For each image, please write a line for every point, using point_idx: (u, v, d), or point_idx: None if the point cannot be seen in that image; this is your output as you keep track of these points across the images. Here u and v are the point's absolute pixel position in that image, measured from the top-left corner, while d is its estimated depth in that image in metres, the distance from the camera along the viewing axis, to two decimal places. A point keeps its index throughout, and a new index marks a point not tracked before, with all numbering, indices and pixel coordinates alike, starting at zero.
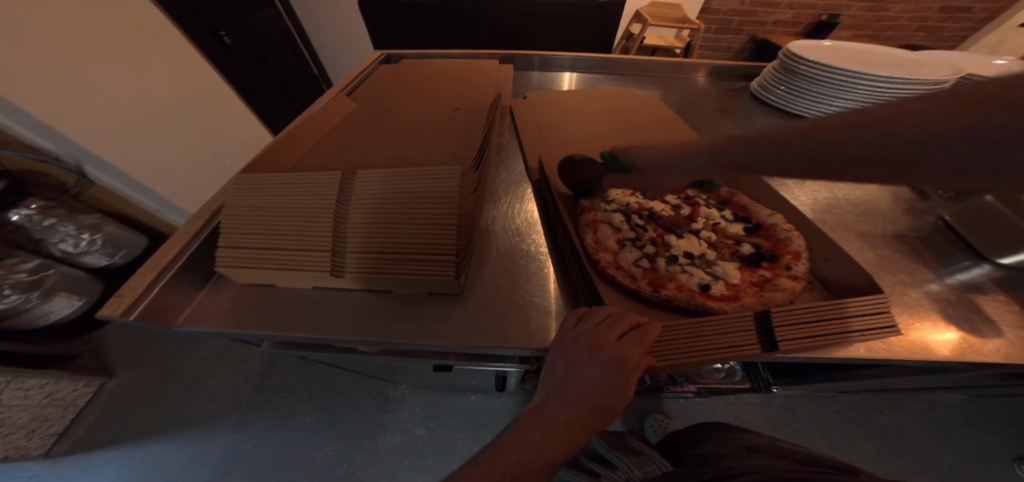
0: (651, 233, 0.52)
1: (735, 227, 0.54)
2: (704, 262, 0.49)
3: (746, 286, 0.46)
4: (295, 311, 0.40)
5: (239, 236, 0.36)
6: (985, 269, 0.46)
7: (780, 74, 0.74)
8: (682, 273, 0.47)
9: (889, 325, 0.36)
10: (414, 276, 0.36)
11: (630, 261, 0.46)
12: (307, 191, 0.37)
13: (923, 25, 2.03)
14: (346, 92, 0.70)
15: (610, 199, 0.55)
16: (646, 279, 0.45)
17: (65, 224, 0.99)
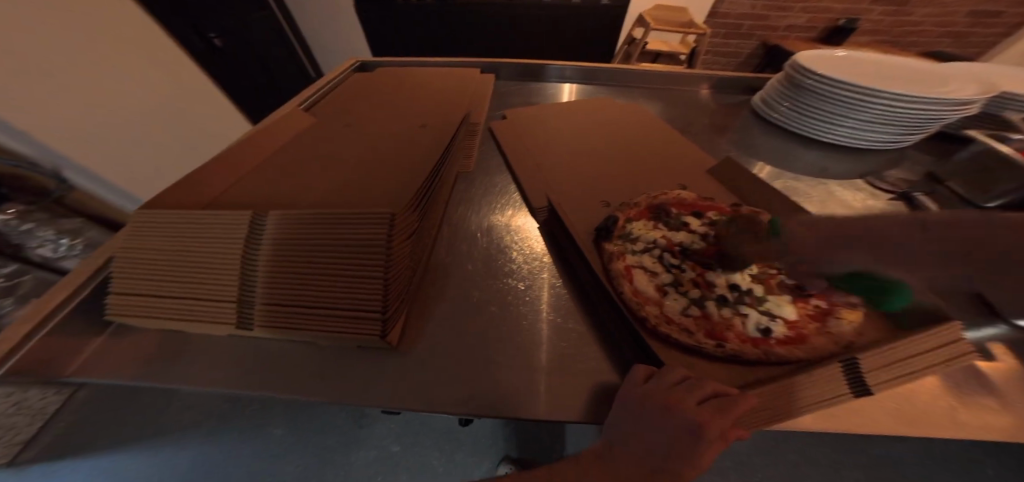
0: (692, 273, 0.40)
1: None
2: (755, 299, 0.36)
3: (805, 322, 0.34)
4: (192, 361, 0.33)
5: (135, 280, 0.33)
6: (1003, 331, 0.35)
7: (784, 88, 0.67)
8: (734, 315, 0.35)
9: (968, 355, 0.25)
10: (340, 334, 0.31)
11: (675, 312, 0.35)
12: (211, 230, 0.33)
13: (949, 30, 1.90)
14: (306, 105, 0.65)
15: (635, 237, 0.43)
16: (704, 329, 0.34)
17: (46, 229, 0.82)
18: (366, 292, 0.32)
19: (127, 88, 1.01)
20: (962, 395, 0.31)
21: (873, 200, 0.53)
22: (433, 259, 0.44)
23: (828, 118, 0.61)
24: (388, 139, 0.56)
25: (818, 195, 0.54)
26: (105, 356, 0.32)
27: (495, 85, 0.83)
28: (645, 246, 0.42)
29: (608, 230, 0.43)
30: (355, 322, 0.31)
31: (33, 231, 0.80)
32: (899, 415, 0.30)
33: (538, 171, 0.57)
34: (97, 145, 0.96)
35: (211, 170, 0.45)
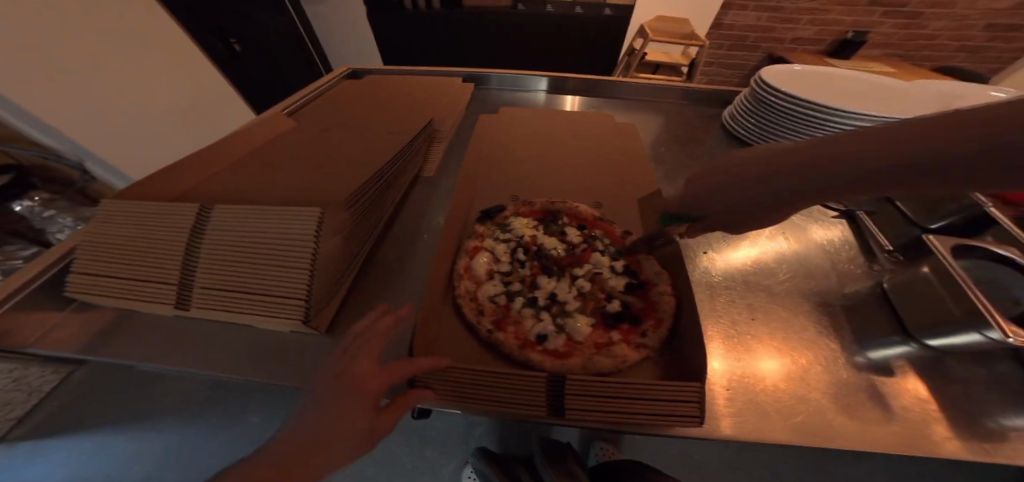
0: (528, 272, 0.44)
1: (617, 280, 0.43)
2: (559, 311, 0.40)
3: (587, 345, 0.37)
4: (151, 339, 0.37)
5: (98, 263, 0.37)
6: (911, 349, 0.37)
7: (750, 103, 0.67)
8: (530, 316, 0.39)
9: (668, 414, 0.29)
10: (264, 318, 0.35)
11: (485, 295, 0.40)
12: (162, 220, 0.37)
13: (966, 44, 1.80)
14: (289, 111, 0.70)
15: (506, 226, 0.47)
16: (495, 316, 0.38)
17: (66, 216, 0.93)
18: (290, 285, 0.35)
19: (133, 82, 1.04)
20: (840, 416, 0.33)
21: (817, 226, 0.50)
22: (379, 255, 0.47)
23: (789, 135, 0.62)
24: (356, 141, 0.59)
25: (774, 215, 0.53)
26: (64, 329, 0.37)
27: (475, 94, 0.85)
28: (508, 237, 0.46)
29: (489, 214, 0.48)
30: (283, 308, 0.35)
31: (53, 217, 0.92)
32: (765, 431, 0.32)
33: (498, 176, 0.59)
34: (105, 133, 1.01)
35: (184, 168, 0.50)
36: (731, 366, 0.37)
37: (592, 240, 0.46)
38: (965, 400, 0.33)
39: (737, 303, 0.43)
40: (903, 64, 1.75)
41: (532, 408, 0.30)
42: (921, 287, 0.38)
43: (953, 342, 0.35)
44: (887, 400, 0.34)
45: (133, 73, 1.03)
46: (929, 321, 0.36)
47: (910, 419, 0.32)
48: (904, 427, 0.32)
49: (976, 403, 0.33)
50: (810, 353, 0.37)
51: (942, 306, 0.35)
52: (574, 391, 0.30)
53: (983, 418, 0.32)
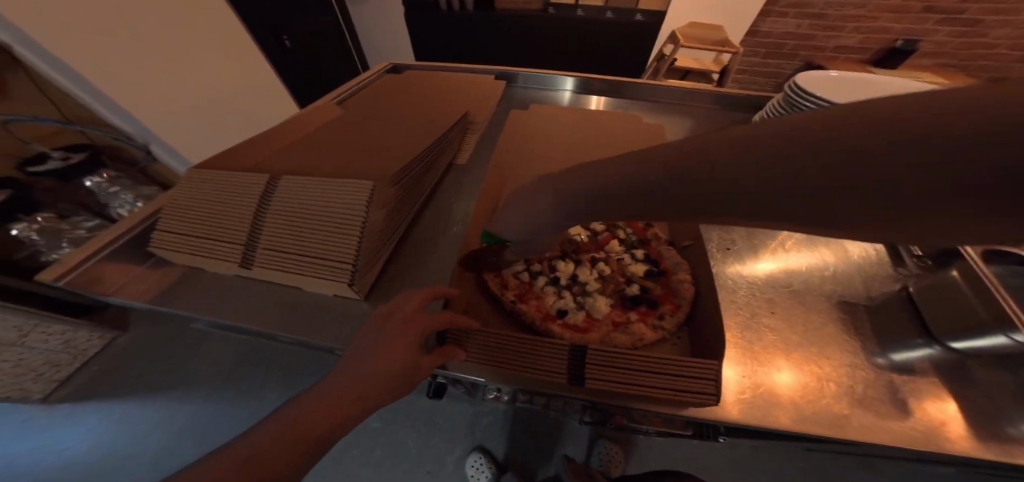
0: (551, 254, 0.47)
1: (638, 265, 0.44)
2: (580, 290, 0.42)
3: (605, 324, 0.39)
4: (220, 293, 0.43)
5: (178, 222, 0.43)
6: (933, 352, 0.37)
7: (783, 110, 0.66)
8: (551, 293, 0.41)
9: (681, 388, 0.31)
10: (316, 277, 0.39)
11: (510, 271, 0.43)
12: (237, 186, 0.43)
13: None
14: (337, 101, 0.77)
15: None
16: (519, 290, 0.41)
17: (127, 192, 1.07)
18: (342, 249, 0.39)
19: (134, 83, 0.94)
20: (851, 411, 0.33)
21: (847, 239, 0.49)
22: (415, 233, 0.51)
23: None
24: (394, 130, 0.64)
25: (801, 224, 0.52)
26: (143, 280, 0.43)
27: (505, 93, 0.89)
28: None
29: None
30: (333, 270, 0.39)
31: (118, 193, 1.06)
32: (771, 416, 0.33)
33: (525, 169, 0.62)
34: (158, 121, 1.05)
35: (245, 146, 0.55)
36: (743, 357, 0.38)
37: (615, 230, 0.48)
38: (985, 405, 0.33)
39: (755, 300, 0.43)
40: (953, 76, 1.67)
41: (552, 374, 0.32)
42: (949, 292, 0.38)
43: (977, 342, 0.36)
44: (897, 399, 0.34)
45: (161, 70, 0.96)
46: (952, 325, 0.37)
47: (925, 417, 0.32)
48: (915, 426, 0.32)
49: (995, 409, 0.33)
50: (822, 350, 0.38)
51: (967, 306, 0.37)
52: (595, 360, 0.32)
53: (1002, 424, 0.32)
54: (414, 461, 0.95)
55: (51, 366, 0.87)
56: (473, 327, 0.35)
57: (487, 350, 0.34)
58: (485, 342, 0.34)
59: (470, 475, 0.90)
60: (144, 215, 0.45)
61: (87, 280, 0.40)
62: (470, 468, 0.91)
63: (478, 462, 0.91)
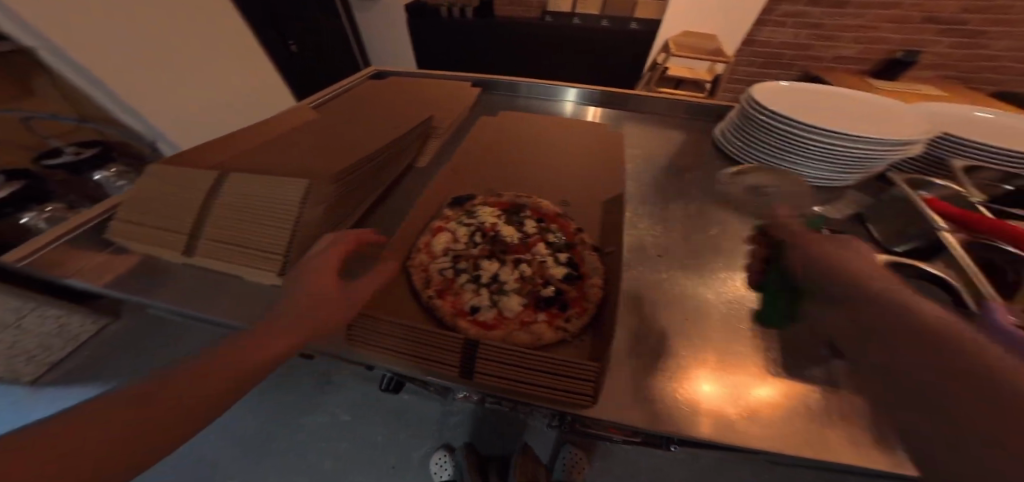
0: (480, 254, 0.49)
1: (559, 269, 0.47)
2: (498, 289, 0.45)
3: (514, 323, 0.41)
4: (167, 279, 0.45)
5: (134, 212, 0.46)
6: (837, 366, 0.37)
7: (739, 121, 0.66)
8: (470, 290, 0.44)
9: (560, 388, 0.33)
10: (249, 267, 0.42)
11: (436, 268, 0.46)
12: (190, 181, 0.46)
13: None
14: (315, 104, 0.81)
15: (471, 213, 0.53)
16: (439, 286, 0.44)
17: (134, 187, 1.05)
18: (275, 244, 0.42)
19: (132, 81, 1.02)
20: (750, 415, 0.33)
21: None
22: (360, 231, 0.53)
23: (777, 154, 0.60)
24: (359, 134, 0.67)
25: (745, 236, 0.52)
26: (97, 265, 0.46)
27: (481, 99, 0.90)
28: (471, 222, 0.51)
29: (459, 200, 0.54)
30: (266, 261, 0.42)
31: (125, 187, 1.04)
32: (670, 416, 0.33)
33: (478, 173, 0.63)
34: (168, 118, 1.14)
35: (213, 145, 0.58)
36: (648, 359, 0.38)
37: (545, 233, 0.50)
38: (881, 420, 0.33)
39: (679, 308, 0.43)
40: (953, 88, 1.66)
41: (445, 366, 0.34)
42: None
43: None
44: (806, 408, 0.33)
45: (149, 66, 1.04)
46: None
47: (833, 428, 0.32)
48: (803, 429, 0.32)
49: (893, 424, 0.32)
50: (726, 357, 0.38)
51: None
52: (487, 354, 0.35)
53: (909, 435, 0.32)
54: (381, 457, 0.95)
55: (44, 349, 0.94)
56: (382, 320, 0.37)
57: (390, 341, 0.36)
58: (391, 333, 0.36)
59: (434, 471, 0.92)
60: (109, 205, 0.50)
61: (46, 262, 0.43)
62: (435, 465, 0.92)
63: (442, 460, 0.92)
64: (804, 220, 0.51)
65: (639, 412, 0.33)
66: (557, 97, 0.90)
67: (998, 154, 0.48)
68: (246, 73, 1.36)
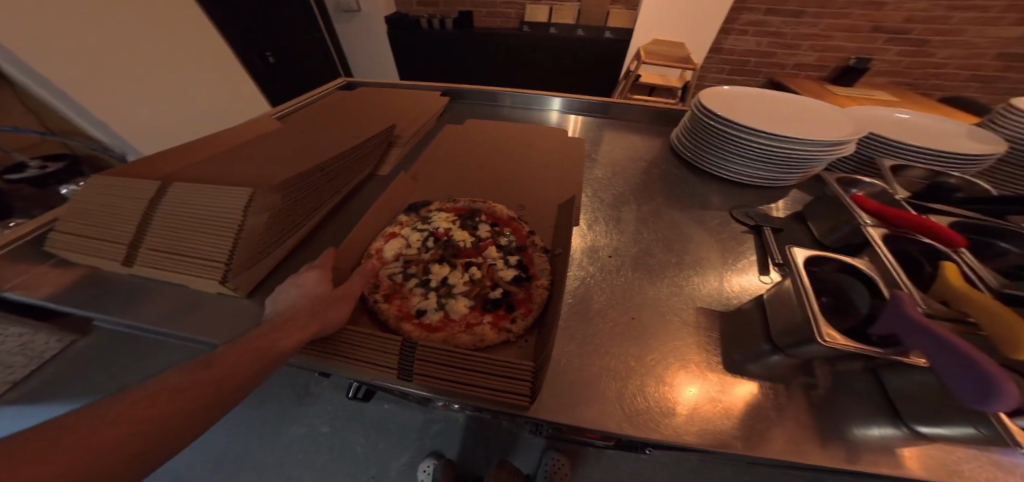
0: (430, 259, 0.49)
1: (509, 272, 0.47)
2: (445, 293, 0.45)
3: (460, 325, 0.41)
4: (110, 292, 0.44)
5: (74, 224, 0.45)
6: (777, 359, 0.35)
7: (691, 126, 0.69)
8: (418, 294, 0.44)
9: (496, 388, 0.32)
10: (191, 276, 0.41)
11: (385, 273, 0.45)
12: (132, 191, 0.45)
13: (975, 73, 2.00)
14: (281, 114, 0.81)
15: (425, 219, 0.53)
16: (387, 291, 0.43)
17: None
18: (219, 254, 0.41)
19: (102, 89, 0.99)
20: (687, 410, 0.33)
21: (719, 254, 0.50)
22: (313, 240, 0.53)
23: (726, 156, 0.62)
24: (322, 143, 0.68)
25: (699, 235, 0.53)
26: (36, 279, 0.44)
27: (450, 108, 0.92)
28: (424, 227, 0.52)
29: (414, 207, 0.54)
30: (210, 270, 0.41)
31: None
32: (607, 413, 0.33)
33: (439, 178, 0.64)
34: (134, 130, 1.09)
35: (163, 155, 0.57)
36: (592, 359, 0.38)
37: (497, 236, 0.51)
38: (826, 409, 0.32)
39: (629, 305, 0.43)
40: (905, 93, 1.77)
41: (381, 368, 0.34)
42: (781, 296, 0.36)
43: (803, 348, 0.32)
44: (745, 403, 0.33)
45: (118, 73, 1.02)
46: (783, 333, 0.34)
47: (771, 420, 0.32)
48: (747, 425, 0.31)
49: (842, 413, 0.32)
50: (674, 353, 0.38)
51: (790, 315, 0.33)
52: (425, 356, 0.34)
53: (843, 427, 0.31)
54: (359, 471, 0.92)
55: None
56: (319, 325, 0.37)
57: (328, 345, 0.36)
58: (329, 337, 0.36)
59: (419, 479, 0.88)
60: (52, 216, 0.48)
61: None
62: (422, 474, 0.89)
63: (429, 468, 0.89)
64: (748, 219, 0.54)
65: (580, 411, 0.33)
66: (523, 105, 0.92)
67: (923, 154, 0.51)
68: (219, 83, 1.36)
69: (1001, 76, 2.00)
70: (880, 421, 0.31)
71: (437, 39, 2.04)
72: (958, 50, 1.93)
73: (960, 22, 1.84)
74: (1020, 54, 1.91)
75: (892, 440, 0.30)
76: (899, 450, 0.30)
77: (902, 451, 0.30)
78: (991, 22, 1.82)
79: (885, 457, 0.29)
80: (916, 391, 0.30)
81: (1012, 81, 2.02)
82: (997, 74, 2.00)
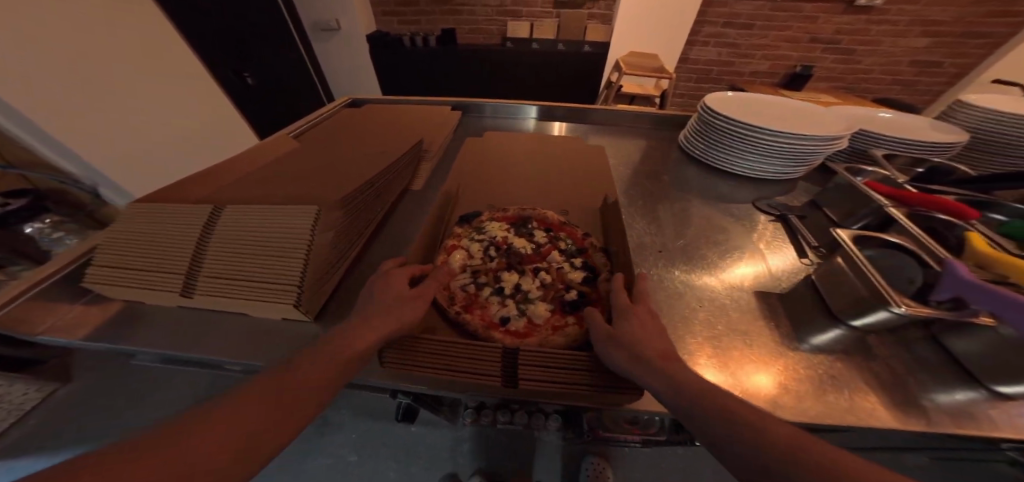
0: (494, 268, 0.51)
1: (576, 273, 0.50)
2: (522, 299, 0.47)
3: (545, 328, 0.43)
4: (161, 328, 0.41)
5: (114, 256, 0.41)
6: (839, 332, 0.41)
7: (699, 128, 0.75)
8: (495, 303, 0.46)
9: (611, 384, 0.34)
10: (261, 301, 0.39)
11: (458, 285, 0.47)
12: (179, 217, 0.43)
13: (896, 78, 2.32)
14: (295, 133, 0.79)
15: (481, 229, 0.55)
16: (464, 302, 0.45)
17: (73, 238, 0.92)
18: (289, 276, 0.40)
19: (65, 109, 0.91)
20: (783, 390, 0.36)
21: (758, 241, 0.55)
22: (367, 257, 0.52)
23: (737, 154, 0.68)
24: (349, 160, 0.67)
25: (732, 227, 0.58)
26: (73, 320, 0.40)
27: (463, 120, 0.93)
28: (482, 237, 0.54)
29: (467, 218, 0.56)
30: (281, 293, 0.39)
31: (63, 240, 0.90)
32: None
33: (478, 190, 0.65)
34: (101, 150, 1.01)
35: (188, 181, 0.54)
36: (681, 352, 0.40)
37: (556, 241, 0.54)
38: (896, 378, 0.37)
39: (695, 296, 0.47)
40: (844, 96, 2.01)
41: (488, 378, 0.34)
42: (837, 274, 0.42)
43: (871, 317, 0.39)
44: (824, 377, 0.37)
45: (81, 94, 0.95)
46: (850, 306, 0.40)
47: (853, 392, 0.35)
48: (841, 399, 0.35)
49: (913, 383, 0.36)
50: (755, 339, 0.41)
51: (853, 288, 0.40)
52: (530, 361, 0.35)
53: (921, 394, 0.35)
54: None
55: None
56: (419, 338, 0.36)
57: (428, 361, 0.35)
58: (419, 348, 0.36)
59: None
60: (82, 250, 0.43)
61: (15, 318, 0.38)
62: None
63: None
64: (772, 209, 0.61)
65: None
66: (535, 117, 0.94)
67: (907, 144, 0.59)
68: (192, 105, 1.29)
69: (915, 80, 2.33)
70: (962, 387, 0.36)
71: (420, 57, 2.06)
72: (880, 58, 2.23)
73: (878, 34, 2.13)
74: (928, 61, 2.24)
75: (978, 403, 0.35)
76: (983, 410, 0.34)
77: (988, 410, 0.34)
78: (901, 35, 2.13)
79: (961, 417, 0.33)
80: (992, 356, 0.35)
81: (926, 84, 2.35)
82: (913, 78, 2.32)
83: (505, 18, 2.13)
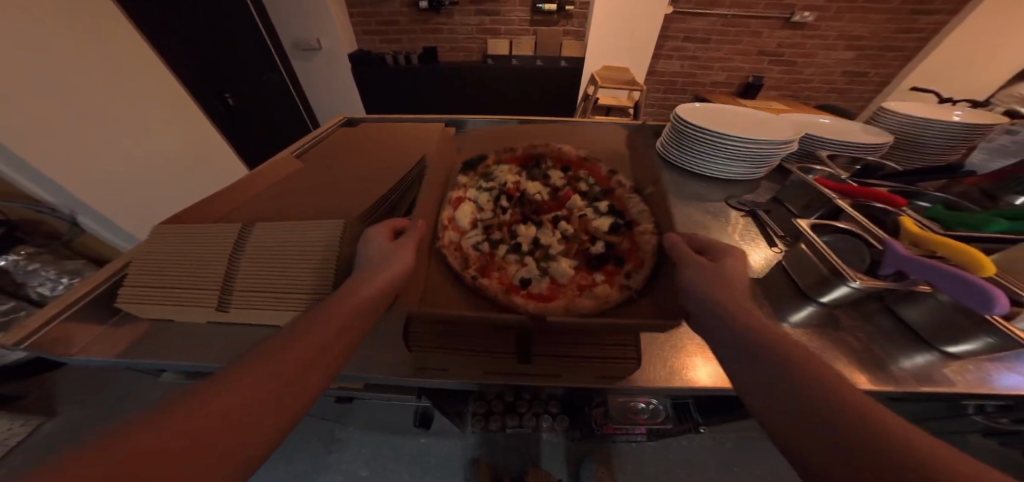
0: (505, 219, 0.63)
1: (599, 221, 0.61)
2: (542, 254, 0.58)
3: (570, 286, 0.52)
4: (195, 343, 0.42)
5: (147, 277, 0.43)
6: (811, 309, 0.48)
7: (673, 135, 0.84)
8: (513, 261, 0.56)
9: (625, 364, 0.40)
10: (294, 309, 0.42)
11: (469, 244, 0.54)
12: (209, 236, 0.46)
13: (833, 86, 2.59)
14: (298, 152, 0.81)
15: (490, 178, 0.67)
16: (478, 263, 0.51)
17: (49, 268, 1.02)
18: (319, 283, 0.42)
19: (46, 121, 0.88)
20: None
21: (734, 234, 0.63)
22: None
23: (708, 157, 0.77)
24: (355, 176, 0.70)
25: (710, 223, 0.66)
26: (105, 341, 0.42)
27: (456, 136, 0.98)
28: (489, 188, 0.65)
29: (471, 166, 0.66)
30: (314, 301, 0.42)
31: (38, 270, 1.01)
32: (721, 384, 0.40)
33: None
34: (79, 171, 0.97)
35: (204, 202, 0.56)
36: (677, 338, 0.46)
37: (574, 183, 0.67)
38: (861, 348, 0.43)
39: None
40: (792, 103, 2.23)
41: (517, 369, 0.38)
42: (801, 257, 0.50)
43: (834, 292, 0.46)
44: None
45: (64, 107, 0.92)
46: (815, 284, 0.47)
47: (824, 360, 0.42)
48: None
49: (876, 351, 0.43)
50: None
51: (817, 269, 0.47)
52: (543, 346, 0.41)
53: (882, 359, 0.42)
54: None
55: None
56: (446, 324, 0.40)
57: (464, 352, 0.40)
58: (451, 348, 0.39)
59: None
60: (106, 272, 0.45)
61: (52, 341, 0.39)
62: None
63: None
64: (741, 205, 0.69)
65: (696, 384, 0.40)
66: None
67: (845, 146, 0.70)
68: (176, 124, 1.25)
69: (849, 88, 2.61)
70: (918, 352, 0.43)
71: (401, 75, 2.11)
72: (818, 69, 2.49)
73: (813, 47, 2.37)
74: (857, 72, 2.52)
75: (931, 364, 0.42)
76: (930, 368, 0.41)
77: (937, 369, 0.41)
78: (831, 48, 2.38)
79: (915, 375, 0.40)
80: (934, 322, 0.42)
81: (859, 91, 2.63)
82: (846, 86, 2.60)
83: (483, 35, 2.22)
